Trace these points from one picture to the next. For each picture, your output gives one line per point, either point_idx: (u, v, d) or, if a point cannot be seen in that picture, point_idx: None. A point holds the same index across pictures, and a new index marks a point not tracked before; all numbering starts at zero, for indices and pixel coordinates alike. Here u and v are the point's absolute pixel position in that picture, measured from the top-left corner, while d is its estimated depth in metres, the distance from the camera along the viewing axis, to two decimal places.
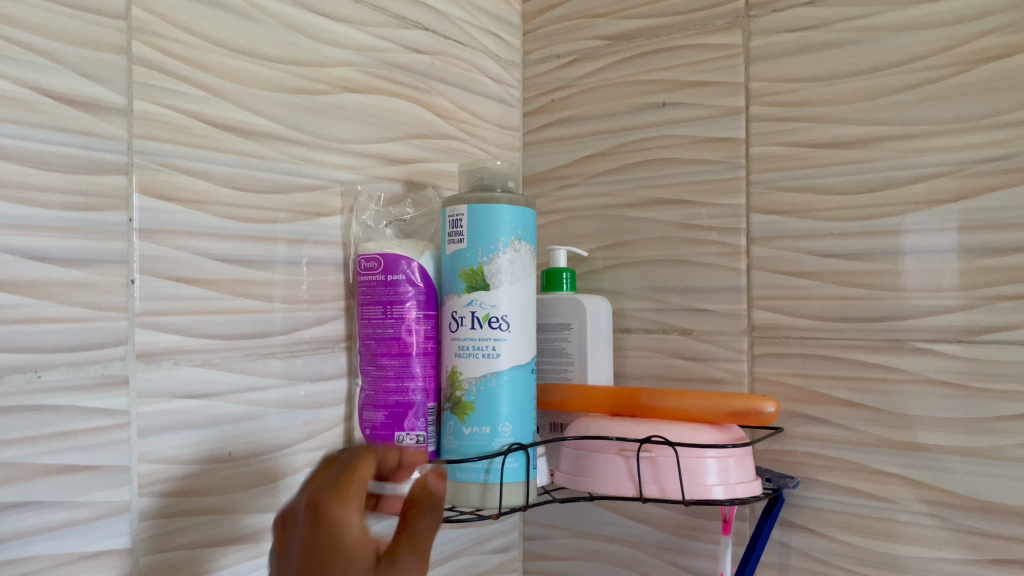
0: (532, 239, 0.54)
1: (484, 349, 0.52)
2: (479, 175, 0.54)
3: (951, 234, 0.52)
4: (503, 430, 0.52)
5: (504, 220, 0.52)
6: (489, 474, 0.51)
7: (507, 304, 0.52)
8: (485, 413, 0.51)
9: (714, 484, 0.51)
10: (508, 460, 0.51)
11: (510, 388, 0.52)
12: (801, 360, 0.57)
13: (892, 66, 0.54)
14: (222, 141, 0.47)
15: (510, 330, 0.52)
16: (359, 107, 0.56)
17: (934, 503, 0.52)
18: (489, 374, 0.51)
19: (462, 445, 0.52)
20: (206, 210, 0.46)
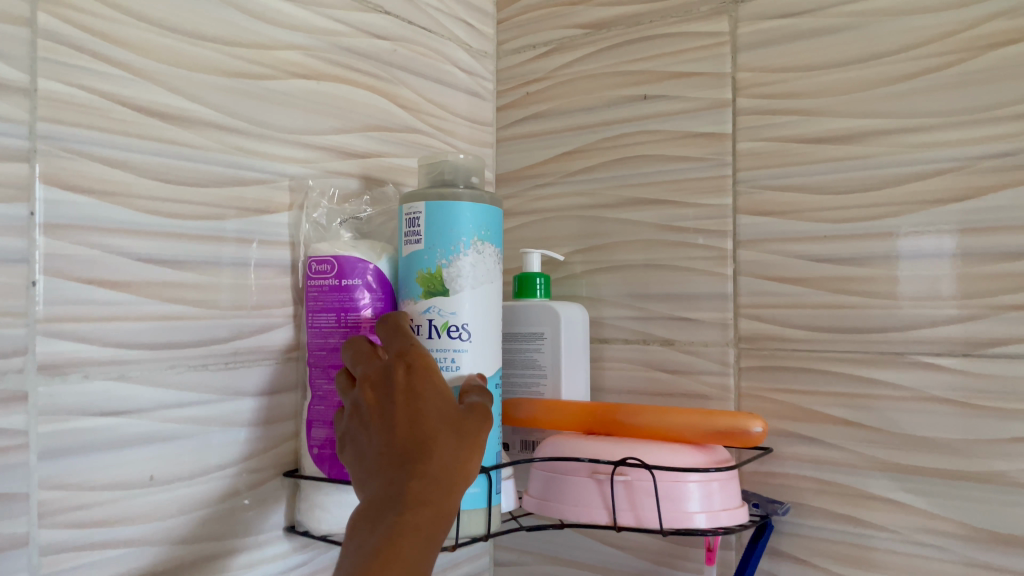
0: (498, 240, 0.49)
1: (442, 361, 0.47)
2: (439, 170, 0.49)
3: (947, 238, 0.48)
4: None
5: (467, 219, 0.47)
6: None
7: (468, 311, 0.47)
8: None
9: (696, 512, 0.46)
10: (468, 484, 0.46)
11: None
12: (792, 374, 0.53)
13: (890, 53, 0.50)
14: (148, 128, 0.42)
15: (471, 340, 0.47)
16: (309, 94, 0.51)
17: (936, 532, 0.47)
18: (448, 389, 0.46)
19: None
20: (127, 204, 0.41)
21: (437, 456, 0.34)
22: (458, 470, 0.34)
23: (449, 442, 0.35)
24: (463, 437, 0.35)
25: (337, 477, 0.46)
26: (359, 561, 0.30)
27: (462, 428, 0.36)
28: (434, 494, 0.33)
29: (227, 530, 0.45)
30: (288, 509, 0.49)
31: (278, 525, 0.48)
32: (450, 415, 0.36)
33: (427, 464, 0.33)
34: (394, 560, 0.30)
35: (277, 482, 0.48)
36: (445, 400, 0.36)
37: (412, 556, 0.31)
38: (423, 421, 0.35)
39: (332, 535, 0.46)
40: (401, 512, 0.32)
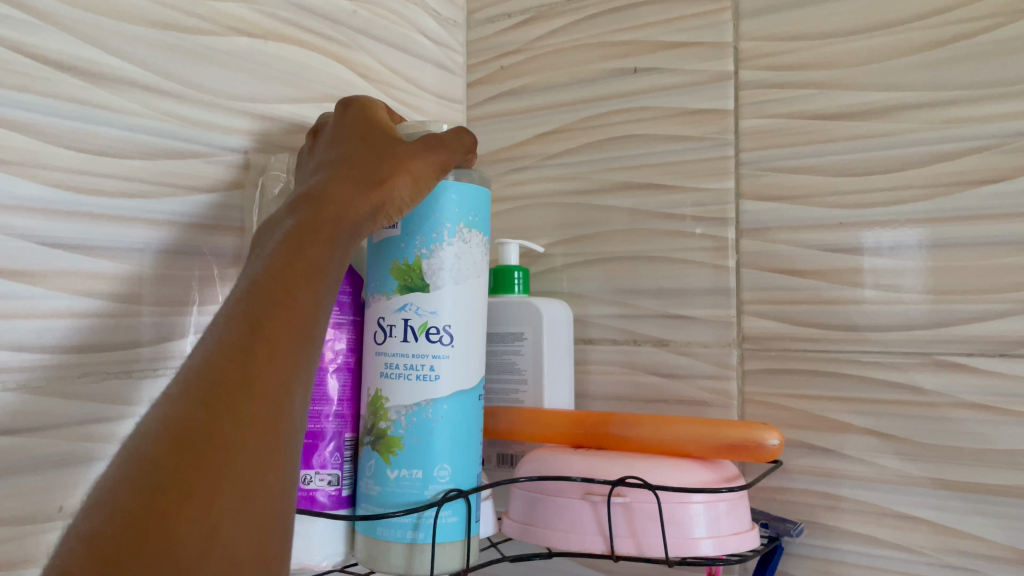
0: (486, 223, 0.42)
1: (420, 369, 0.40)
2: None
3: (909, 229, 0.44)
4: (440, 475, 0.40)
5: (450, 203, 0.40)
6: (420, 532, 0.39)
7: (451, 311, 0.40)
8: (418, 452, 0.39)
9: (702, 538, 0.40)
10: (445, 512, 0.39)
11: (451, 421, 0.40)
12: (803, 377, 0.47)
13: (912, 20, 0.45)
14: (58, 85, 0.35)
15: (454, 344, 0.40)
16: (259, 56, 0.44)
17: (968, 553, 0.42)
18: (425, 402, 0.40)
19: (386, 493, 0.39)
20: (31, 176, 0.33)
21: (353, 175, 0.37)
22: (370, 189, 0.37)
23: (327, 233, 0.34)
24: (341, 222, 0.35)
25: None
26: (220, 341, 0.30)
27: (348, 212, 0.36)
28: (306, 281, 0.32)
29: None
30: None
31: None
32: (345, 199, 0.36)
33: (336, 185, 0.36)
34: (268, 356, 0.30)
35: None
36: (373, 132, 0.39)
37: (284, 346, 0.30)
38: (350, 146, 0.38)
39: None
40: (270, 295, 0.31)
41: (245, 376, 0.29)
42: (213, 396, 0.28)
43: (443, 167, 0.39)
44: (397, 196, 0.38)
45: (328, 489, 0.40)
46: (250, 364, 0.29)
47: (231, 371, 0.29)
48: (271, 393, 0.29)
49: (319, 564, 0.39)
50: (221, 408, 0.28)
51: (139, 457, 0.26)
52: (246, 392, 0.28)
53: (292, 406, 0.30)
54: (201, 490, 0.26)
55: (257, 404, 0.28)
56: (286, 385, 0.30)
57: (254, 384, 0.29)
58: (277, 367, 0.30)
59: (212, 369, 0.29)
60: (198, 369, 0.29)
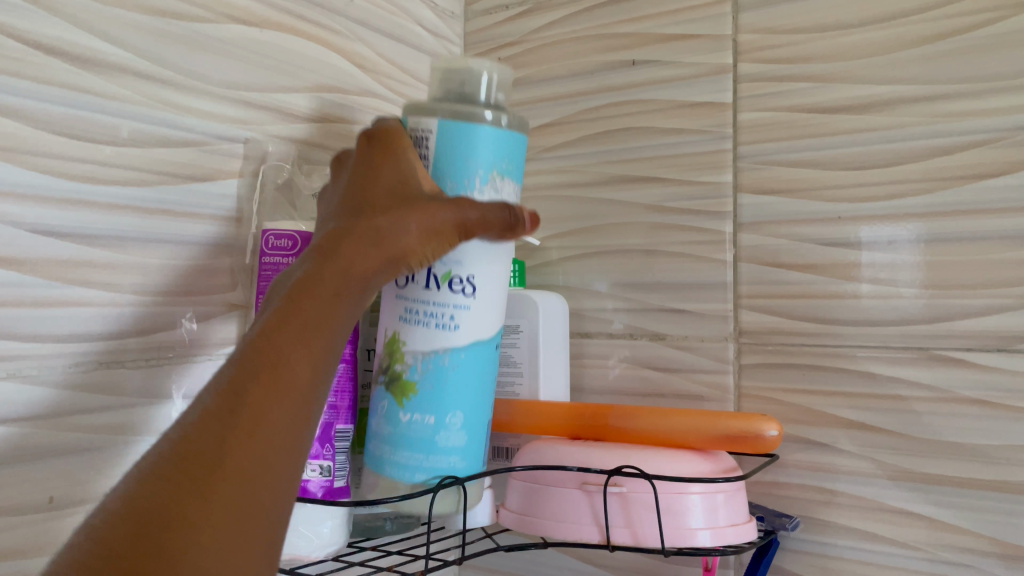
0: (520, 168, 0.40)
1: (439, 318, 0.39)
2: (458, 79, 0.39)
3: (904, 225, 0.44)
4: (451, 422, 0.39)
5: (485, 147, 0.38)
6: (427, 476, 0.39)
7: (475, 261, 0.39)
8: (431, 399, 0.39)
9: (700, 527, 0.40)
10: (451, 456, 0.39)
11: (467, 371, 0.40)
12: (800, 372, 0.47)
13: (912, 13, 0.45)
14: (51, 71, 0.34)
15: (477, 296, 0.39)
16: (255, 44, 0.44)
17: (963, 549, 0.42)
18: (442, 350, 0.39)
19: (396, 434, 0.40)
20: (22, 164, 0.33)
21: (365, 225, 0.33)
22: (383, 237, 0.33)
23: (334, 288, 0.31)
24: (349, 276, 0.32)
25: None
26: (203, 401, 0.28)
27: (354, 265, 0.32)
28: (304, 338, 0.30)
29: None
30: None
31: None
32: (354, 251, 0.32)
33: (346, 234, 0.33)
34: (252, 427, 0.27)
35: None
36: (393, 181, 0.35)
37: (270, 407, 0.28)
38: (370, 191, 0.35)
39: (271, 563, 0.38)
40: (264, 353, 0.29)
41: (222, 442, 0.26)
42: (185, 462, 0.26)
43: (467, 228, 0.35)
44: (416, 249, 0.34)
45: (320, 479, 0.39)
46: (231, 428, 0.27)
47: (206, 437, 0.26)
48: (252, 463, 0.26)
49: (307, 555, 0.38)
50: (188, 476, 0.25)
51: (95, 536, 0.24)
52: (221, 467, 0.26)
53: (277, 478, 0.27)
54: (157, 570, 0.23)
55: (232, 474, 0.26)
56: (270, 453, 0.27)
57: (233, 452, 0.26)
58: (263, 435, 0.27)
59: (189, 436, 0.26)
60: (175, 437, 0.27)
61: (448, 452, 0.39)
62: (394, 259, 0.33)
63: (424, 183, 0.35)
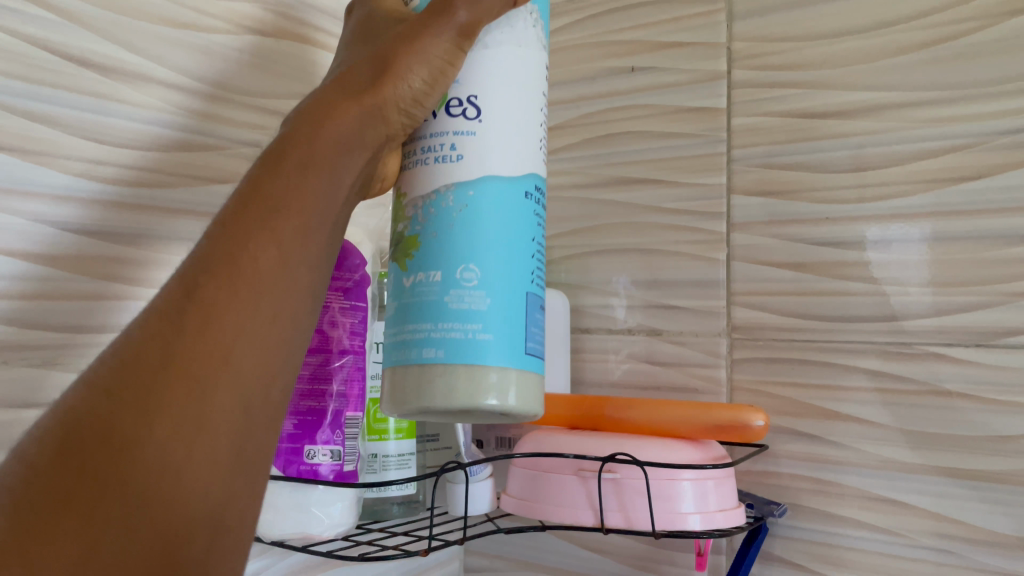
0: (541, 5, 0.34)
1: (438, 151, 0.32)
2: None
3: (916, 224, 0.46)
4: (465, 278, 0.31)
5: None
6: (439, 350, 0.30)
7: (478, 79, 0.32)
8: (436, 252, 0.32)
9: (689, 512, 0.42)
10: (468, 323, 0.31)
11: (482, 205, 0.31)
12: (789, 366, 0.49)
13: (896, 22, 0.47)
14: (83, 80, 0.37)
15: (485, 119, 0.32)
16: (272, 54, 0.46)
17: (945, 535, 0.44)
18: (447, 188, 0.32)
19: (402, 304, 0.32)
20: (58, 166, 0.36)
21: (339, 91, 0.31)
22: (359, 94, 0.30)
23: (303, 161, 0.29)
24: (325, 148, 0.29)
25: (291, 475, 0.40)
26: (161, 295, 0.26)
27: (329, 137, 0.30)
28: (270, 219, 0.27)
29: None
30: None
31: None
32: (328, 117, 0.30)
33: (322, 103, 0.31)
34: (205, 318, 0.25)
35: None
36: (376, 37, 0.33)
37: (225, 302, 0.25)
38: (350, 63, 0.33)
39: (285, 541, 0.40)
40: (223, 243, 0.26)
41: (167, 348, 0.24)
42: (126, 376, 0.23)
43: (464, 31, 0.31)
44: (396, 93, 0.31)
45: (331, 463, 0.41)
46: (178, 332, 0.24)
47: (153, 343, 0.24)
48: (202, 368, 0.24)
49: (318, 533, 0.40)
50: (129, 394, 0.23)
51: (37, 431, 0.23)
52: (167, 372, 0.24)
53: (235, 377, 0.25)
54: (98, 497, 0.21)
55: (180, 379, 0.24)
56: (228, 350, 0.25)
57: (181, 354, 0.24)
58: (217, 329, 0.25)
59: (134, 342, 0.24)
60: (124, 340, 0.25)
61: (463, 317, 0.31)
62: (374, 113, 0.30)
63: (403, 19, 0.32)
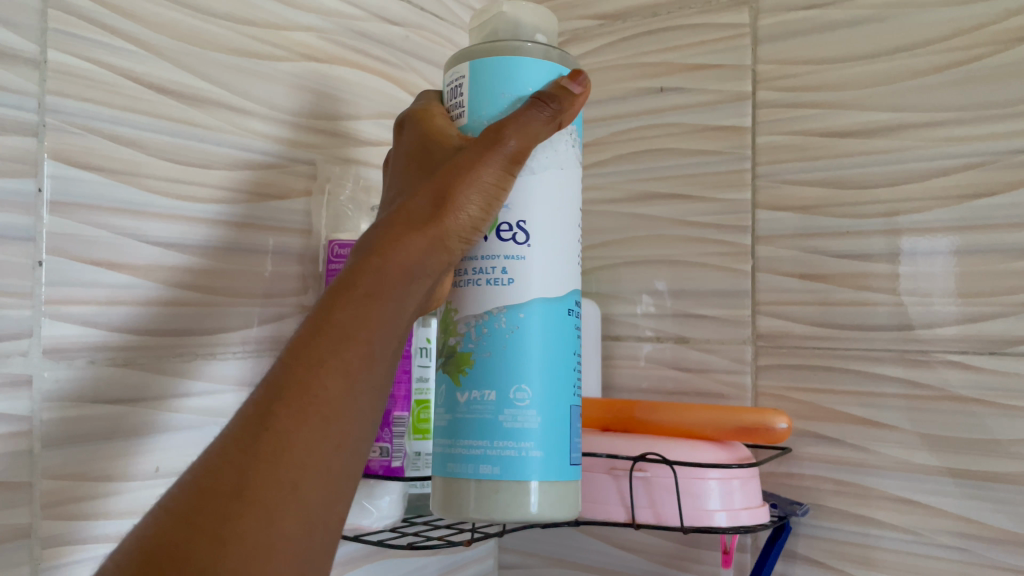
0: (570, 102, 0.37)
1: (490, 273, 0.35)
2: (487, 24, 0.37)
3: (942, 237, 0.48)
4: (518, 398, 0.35)
5: (508, 77, 0.35)
6: (493, 467, 0.34)
7: (526, 205, 0.35)
8: (491, 371, 0.35)
9: (716, 509, 0.45)
10: (520, 442, 0.34)
11: (530, 329, 0.35)
12: (811, 372, 0.52)
13: (913, 47, 0.50)
14: (161, 106, 0.40)
15: (532, 243, 0.35)
16: (325, 79, 0.50)
17: (960, 534, 0.46)
18: (499, 310, 0.35)
19: (455, 420, 0.36)
20: (137, 184, 0.39)
21: (398, 219, 0.32)
22: (417, 224, 0.32)
23: (366, 290, 0.31)
24: (388, 280, 0.31)
25: None
26: (235, 426, 0.28)
27: (390, 271, 0.31)
28: (333, 353, 0.29)
29: None
30: None
31: None
32: (387, 246, 0.31)
33: (383, 233, 0.32)
34: (275, 449, 0.27)
35: None
36: (433, 155, 0.35)
37: (294, 431, 0.28)
38: (408, 178, 0.35)
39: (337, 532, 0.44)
40: (293, 371, 0.29)
41: (241, 475, 0.27)
42: (204, 497, 0.26)
43: (512, 158, 0.33)
44: (456, 223, 0.33)
45: (380, 459, 0.44)
46: (251, 459, 0.27)
47: (229, 470, 0.27)
48: (271, 493, 0.26)
49: (368, 525, 0.43)
50: (204, 522, 0.26)
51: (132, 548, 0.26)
52: (240, 498, 0.26)
53: (303, 500, 0.27)
54: None
55: (253, 498, 0.26)
56: (298, 476, 0.27)
57: (252, 479, 0.26)
58: (286, 457, 0.27)
59: (213, 472, 0.27)
60: (204, 466, 0.27)
61: (517, 436, 0.34)
62: (432, 241, 0.32)
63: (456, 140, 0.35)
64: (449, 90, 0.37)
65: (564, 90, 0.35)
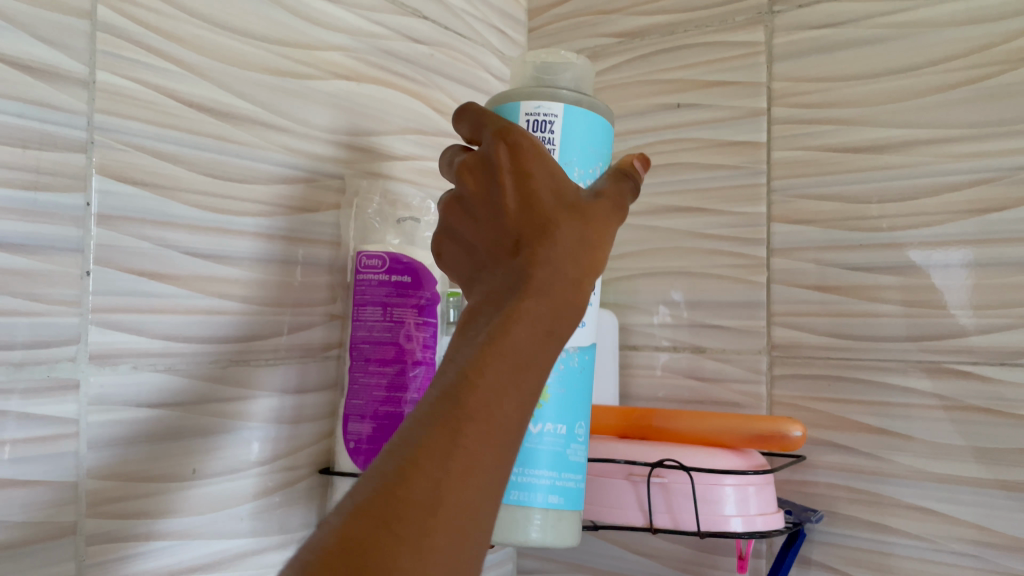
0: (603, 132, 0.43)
1: None
2: (556, 71, 0.43)
3: (955, 250, 0.49)
4: (579, 433, 0.42)
5: (594, 134, 0.42)
6: (559, 497, 0.41)
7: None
8: (564, 406, 0.41)
9: (731, 515, 0.46)
10: (577, 473, 0.42)
11: (588, 370, 0.43)
12: (826, 382, 0.53)
13: (925, 65, 0.51)
14: (200, 123, 0.42)
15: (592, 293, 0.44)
16: (353, 96, 0.52)
17: (973, 541, 0.47)
18: (572, 350, 0.42)
19: (525, 448, 0.41)
20: (177, 198, 0.41)
21: (558, 249, 0.30)
22: (581, 258, 0.31)
23: (546, 324, 0.29)
24: (562, 312, 0.30)
25: None
26: (418, 439, 0.25)
27: (566, 302, 0.30)
28: (516, 381, 0.27)
29: (263, 526, 0.45)
30: (320, 507, 0.49)
31: (309, 524, 0.48)
32: (550, 277, 0.30)
33: (544, 264, 0.30)
34: (462, 479, 0.25)
35: (309, 481, 0.48)
36: (563, 186, 0.33)
37: (482, 458, 0.26)
38: (538, 206, 0.32)
39: None
40: (469, 401, 0.26)
41: (437, 487, 0.24)
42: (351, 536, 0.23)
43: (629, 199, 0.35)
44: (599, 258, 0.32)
45: None
46: (433, 490, 0.24)
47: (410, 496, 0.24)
48: (427, 533, 0.23)
49: None
50: (353, 550, 0.23)
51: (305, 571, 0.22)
52: (437, 510, 0.24)
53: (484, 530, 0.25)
54: None
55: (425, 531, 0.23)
56: (477, 506, 0.25)
57: (436, 505, 0.24)
58: (476, 479, 0.25)
59: (403, 479, 0.24)
60: (388, 474, 0.25)
61: (575, 468, 0.42)
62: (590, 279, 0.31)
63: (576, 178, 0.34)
64: (527, 120, 0.41)
65: (636, 168, 0.37)
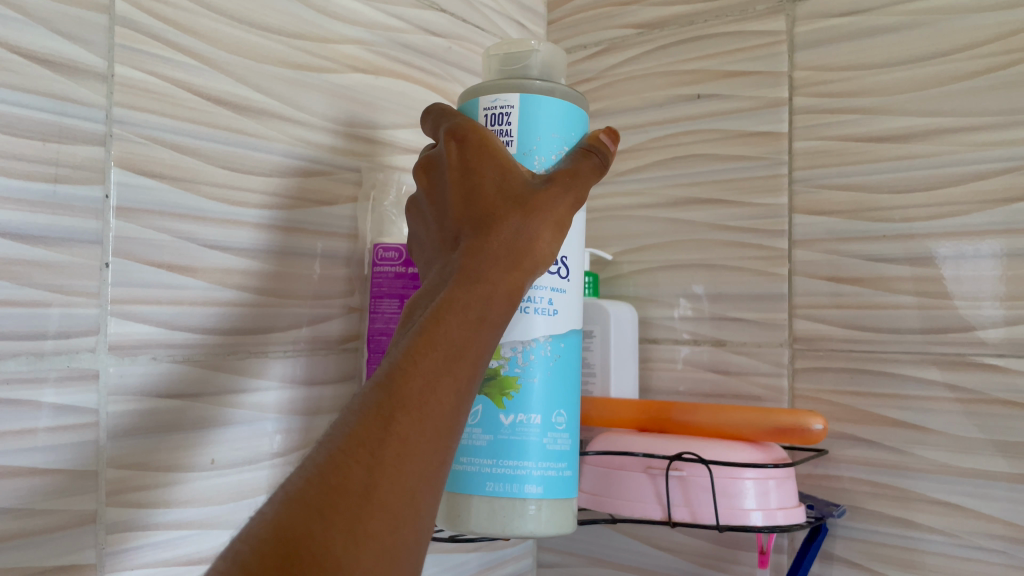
0: (573, 119, 0.42)
1: (539, 303, 0.41)
2: (520, 63, 0.43)
3: (985, 241, 0.48)
4: (558, 421, 0.42)
5: (556, 120, 0.41)
6: (537, 486, 0.40)
7: (569, 245, 0.42)
8: (534, 395, 0.41)
9: (751, 509, 0.45)
10: (558, 462, 0.41)
11: (566, 357, 0.42)
12: (849, 375, 0.52)
13: (950, 53, 0.50)
14: (219, 116, 0.43)
15: (569, 278, 0.42)
16: (370, 90, 0.52)
17: (1000, 536, 0.46)
18: (546, 339, 0.41)
19: (499, 440, 0.40)
20: (196, 191, 0.41)
21: (494, 241, 0.32)
22: (520, 247, 0.32)
23: (477, 313, 0.30)
24: (495, 301, 0.31)
25: None
26: (350, 430, 0.26)
27: (499, 288, 0.31)
28: (449, 368, 0.28)
29: None
30: None
31: None
32: (485, 265, 0.32)
33: (477, 253, 0.32)
34: (397, 466, 0.25)
35: None
36: (508, 179, 0.34)
37: (413, 445, 0.26)
38: (481, 199, 0.34)
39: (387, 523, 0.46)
40: (402, 390, 0.27)
41: (369, 474, 0.25)
42: (289, 530, 0.23)
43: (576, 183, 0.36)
44: (542, 247, 0.33)
45: None
46: (367, 481, 0.25)
47: (347, 485, 0.25)
48: (362, 520, 0.24)
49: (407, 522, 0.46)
50: (292, 543, 0.23)
51: (239, 562, 0.22)
52: (370, 498, 0.25)
53: (421, 513, 0.26)
54: None
55: (361, 518, 0.24)
56: (413, 493, 0.26)
57: (371, 493, 0.25)
58: (409, 467, 0.26)
59: (336, 467, 0.25)
60: (321, 464, 0.25)
61: (556, 457, 0.41)
62: (528, 268, 0.33)
63: (521, 170, 0.35)
64: (486, 114, 0.41)
65: (604, 143, 0.39)
